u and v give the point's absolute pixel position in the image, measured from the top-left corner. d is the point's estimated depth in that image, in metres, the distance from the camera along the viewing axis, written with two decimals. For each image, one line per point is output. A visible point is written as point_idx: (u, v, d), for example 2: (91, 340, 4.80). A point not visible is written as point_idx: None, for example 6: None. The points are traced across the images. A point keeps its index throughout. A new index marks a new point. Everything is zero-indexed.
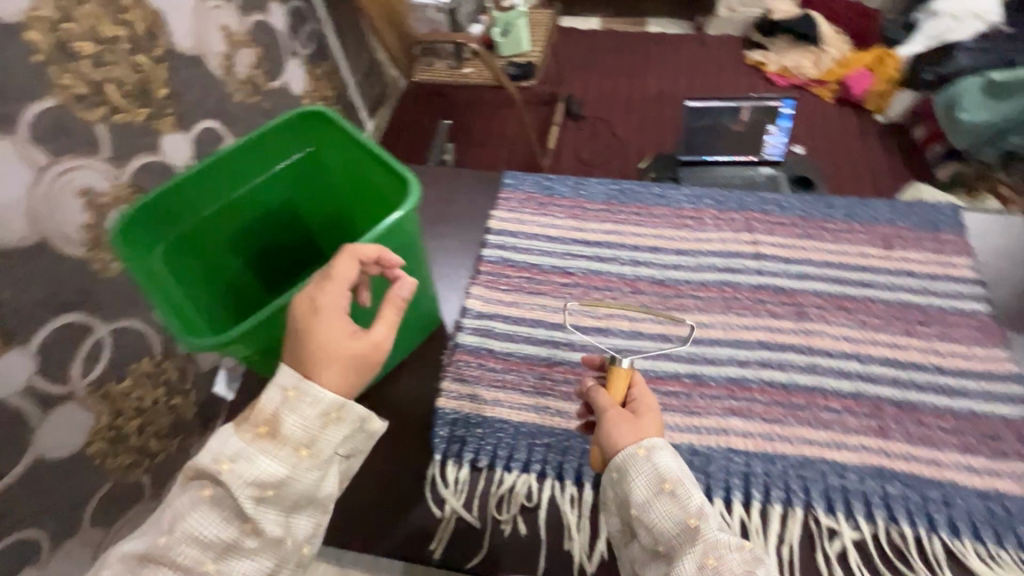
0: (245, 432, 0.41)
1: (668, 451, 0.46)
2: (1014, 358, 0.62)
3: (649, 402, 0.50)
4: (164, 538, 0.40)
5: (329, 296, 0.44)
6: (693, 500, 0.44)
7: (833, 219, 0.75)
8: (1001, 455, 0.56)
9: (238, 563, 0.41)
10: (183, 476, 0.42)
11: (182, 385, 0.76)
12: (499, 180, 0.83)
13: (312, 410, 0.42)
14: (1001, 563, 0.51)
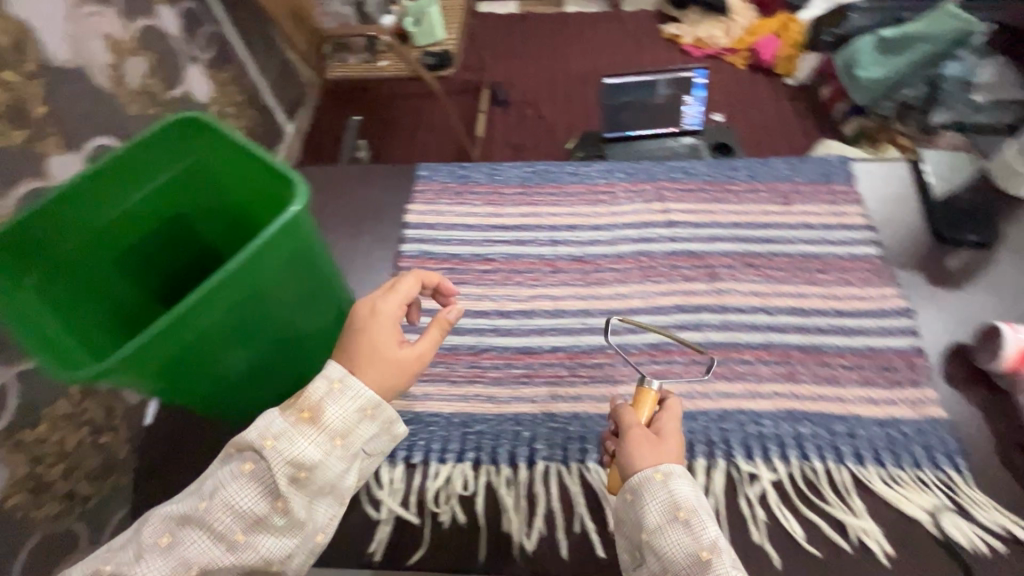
0: (288, 418, 0.43)
1: (687, 478, 0.46)
2: (904, 294, 0.67)
3: (672, 425, 0.50)
4: (203, 504, 0.42)
5: (389, 306, 0.48)
6: (708, 533, 0.44)
7: (736, 181, 0.78)
8: (896, 384, 0.61)
9: (266, 538, 0.42)
10: (227, 452, 0.44)
11: (110, 423, 0.65)
12: (413, 172, 0.82)
13: (351, 404, 0.44)
14: (902, 483, 0.55)
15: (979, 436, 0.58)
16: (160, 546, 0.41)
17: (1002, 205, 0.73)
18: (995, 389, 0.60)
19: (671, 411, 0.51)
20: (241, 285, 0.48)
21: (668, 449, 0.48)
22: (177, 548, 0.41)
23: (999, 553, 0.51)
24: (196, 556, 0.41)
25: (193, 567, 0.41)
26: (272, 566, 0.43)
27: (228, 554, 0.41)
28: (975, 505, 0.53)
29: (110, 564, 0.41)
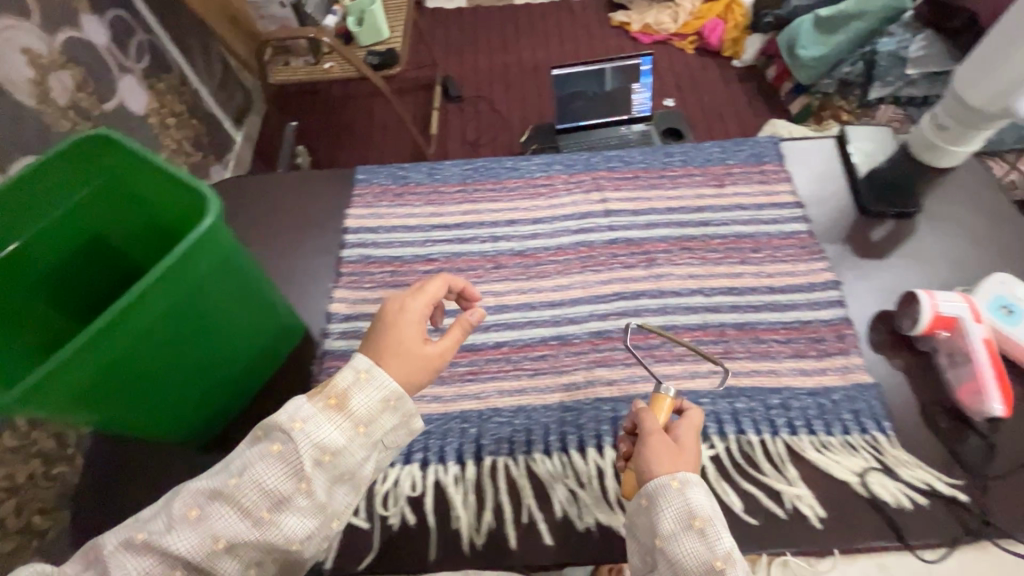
0: (316, 404, 0.45)
1: (704, 488, 0.46)
2: (832, 267, 0.70)
3: (691, 433, 0.50)
4: (233, 481, 0.43)
5: (417, 305, 0.50)
6: (724, 545, 0.43)
7: (672, 167, 0.80)
8: (826, 354, 0.63)
9: (291, 517, 0.43)
10: (253, 433, 0.45)
11: (62, 451, 0.62)
12: (352, 176, 0.81)
13: (375, 394, 0.46)
14: (833, 449, 0.58)
15: (904, 398, 0.61)
16: (189, 518, 0.42)
17: (921, 176, 0.77)
18: (917, 352, 0.63)
19: (694, 419, 0.51)
20: (177, 287, 0.49)
21: (685, 457, 0.48)
22: (207, 520, 0.42)
23: (921, 507, 0.54)
24: (225, 529, 0.42)
25: (222, 540, 0.42)
26: (293, 544, 0.44)
27: (257, 529, 0.43)
28: (900, 464, 0.56)
29: (141, 533, 0.42)
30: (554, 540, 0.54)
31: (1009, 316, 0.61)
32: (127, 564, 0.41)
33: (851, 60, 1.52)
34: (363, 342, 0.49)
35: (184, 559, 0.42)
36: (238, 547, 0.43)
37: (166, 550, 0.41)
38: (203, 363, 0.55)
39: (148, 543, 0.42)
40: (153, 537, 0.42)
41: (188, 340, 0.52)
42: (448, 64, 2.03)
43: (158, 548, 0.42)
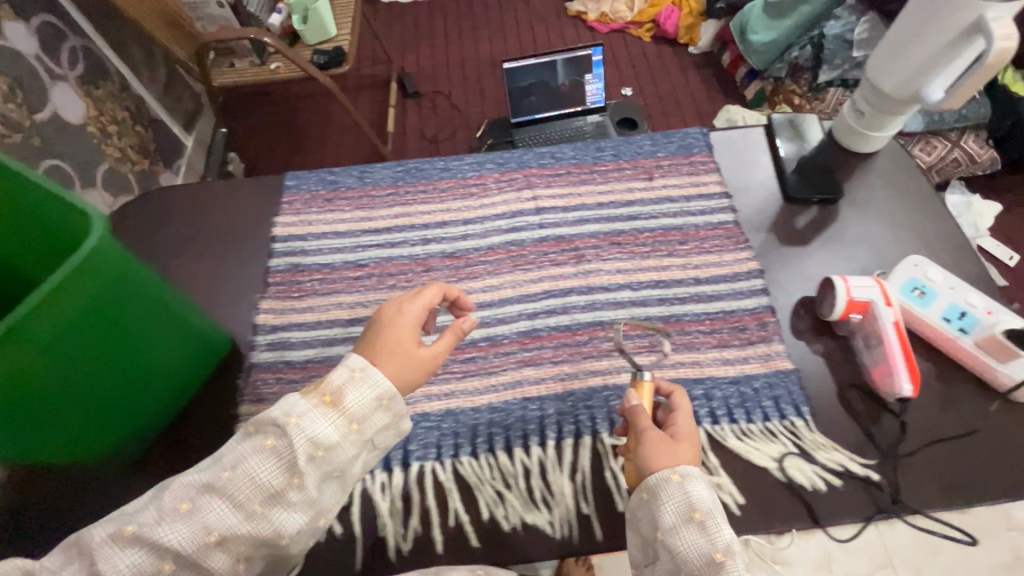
0: (311, 401, 0.45)
1: (702, 480, 0.47)
2: (757, 256, 0.71)
3: (686, 424, 0.52)
4: (226, 473, 0.43)
5: (414, 309, 0.52)
6: (724, 536, 0.44)
7: (603, 161, 0.80)
8: (748, 342, 0.64)
9: (281, 510, 0.43)
10: (246, 428, 0.45)
11: None
12: (280, 183, 0.80)
13: (369, 392, 0.47)
14: (753, 436, 0.59)
15: (823, 382, 0.62)
16: (180, 512, 0.41)
17: (845, 162, 0.78)
18: (836, 337, 0.65)
19: (685, 410, 0.53)
20: (85, 289, 0.48)
21: (683, 448, 0.50)
22: (199, 514, 0.42)
23: (837, 488, 0.56)
24: (220, 522, 0.42)
25: (216, 533, 0.41)
26: (282, 538, 0.44)
27: (251, 521, 0.42)
28: (817, 448, 0.58)
29: (131, 525, 0.41)
30: (480, 541, 0.55)
31: (922, 298, 0.63)
32: (115, 559, 0.40)
33: (800, 43, 1.55)
34: (358, 342, 0.50)
35: (177, 552, 0.41)
36: (232, 539, 0.42)
37: (158, 543, 0.40)
38: (121, 377, 0.53)
39: (138, 536, 0.40)
40: (145, 529, 0.41)
41: (96, 364, 0.51)
42: (404, 60, 2.00)
43: (147, 542, 0.40)
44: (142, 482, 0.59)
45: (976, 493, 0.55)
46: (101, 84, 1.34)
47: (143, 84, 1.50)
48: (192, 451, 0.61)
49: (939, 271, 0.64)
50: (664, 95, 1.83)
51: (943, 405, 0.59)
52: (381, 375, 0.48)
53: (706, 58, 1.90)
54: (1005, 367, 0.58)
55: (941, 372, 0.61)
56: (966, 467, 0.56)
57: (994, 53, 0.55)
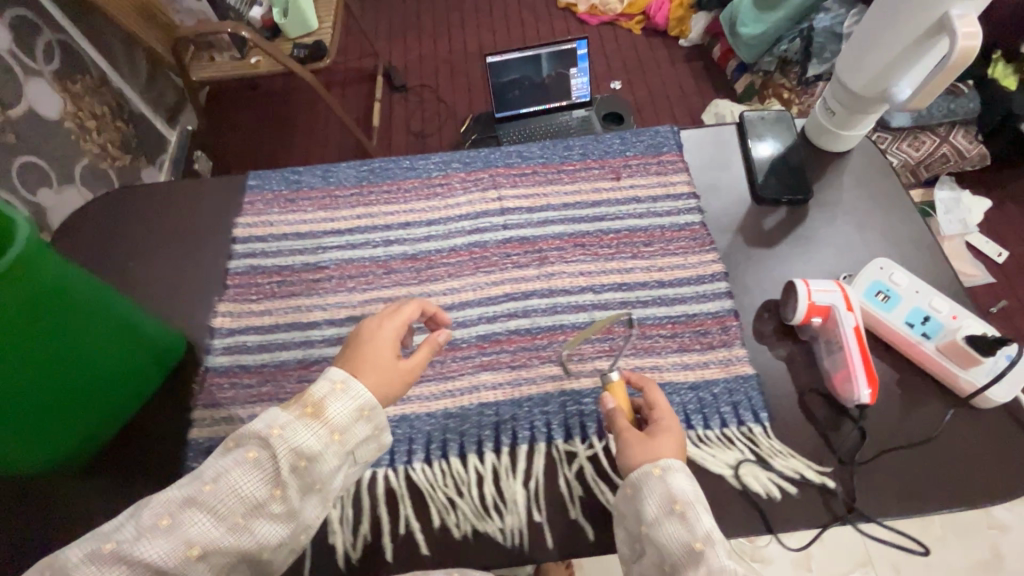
0: (291, 412, 0.45)
1: (687, 474, 0.48)
2: (722, 258, 0.70)
3: (670, 421, 0.52)
4: (207, 487, 0.42)
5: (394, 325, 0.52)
6: (704, 526, 0.45)
7: (571, 161, 0.79)
8: (709, 346, 0.63)
9: (264, 522, 0.42)
10: (225, 444, 0.44)
11: None
12: (243, 182, 0.79)
13: (350, 402, 0.47)
14: (710, 442, 0.58)
15: (783, 387, 0.61)
16: (159, 528, 0.40)
17: (816, 161, 0.77)
18: (798, 341, 0.64)
19: (663, 405, 0.53)
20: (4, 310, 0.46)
21: (668, 445, 0.50)
22: (180, 528, 0.40)
23: (793, 495, 0.55)
24: (201, 535, 0.40)
25: (198, 546, 0.40)
26: (265, 550, 0.43)
27: (233, 533, 0.41)
28: (773, 454, 0.57)
29: (108, 544, 0.39)
30: (432, 548, 0.54)
31: (885, 302, 0.62)
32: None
33: (789, 36, 1.52)
34: (339, 358, 0.50)
35: (157, 569, 0.39)
36: (215, 553, 0.41)
37: (136, 560, 0.38)
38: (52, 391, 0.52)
39: (117, 554, 0.38)
40: (124, 547, 0.39)
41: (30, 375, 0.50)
42: (390, 53, 1.97)
43: (126, 559, 0.38)
44: (95, 487, 0.59)
45: (932, 500, 0.54)
46: (78, 79, 1.31)
47: (124, 78, 1.48)
48: (147, 456, 0.60)
49: (904, 275, 0.63)
50: (653, 88, 1.81)
51: (903, 410, 0.59)
52: (361, 385, 0.48)
53: (697, 51, 1.87)
54: (966, 373, 0.58)
55: (903, 377, 0.60)
56: (923, 474, 0.55)
57: (958, 53, 0.53)
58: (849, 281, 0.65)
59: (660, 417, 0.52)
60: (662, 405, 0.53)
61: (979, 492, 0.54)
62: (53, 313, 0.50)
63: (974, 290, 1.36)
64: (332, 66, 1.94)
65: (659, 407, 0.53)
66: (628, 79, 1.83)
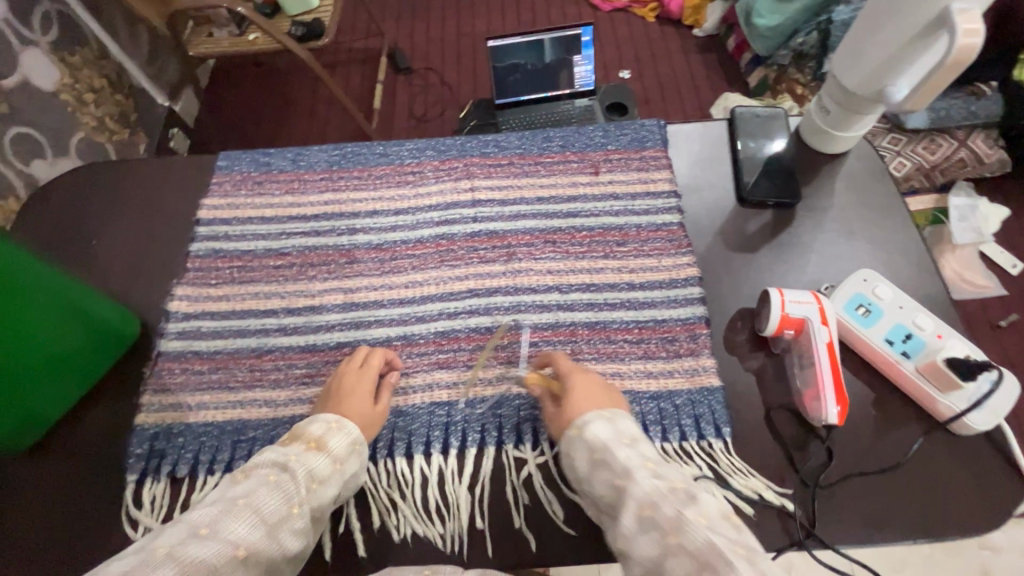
0: (292, 450, 0.49)
1: (603, 419, 0.49)
2: (698, 262, 0.67)
3: (580, 376, 0.54)
4: (240, 501, 0.44)
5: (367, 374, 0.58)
6: (622, 461, 0.45)
7: (550, 152, 0.75)
8: (674, 354, 0.61)
9: (286, 533, 0.44)
10: (234, 478, 0.47)
11: None
12: (212, 163, 0.76)
13: (342, 440, 0.52)
14: (666, 455, 0.56)
15: (748, 401, 0.58)
16: (199, 536, 0.40)
17: (807, 162, 0.72)
18: (770, 354, 0.60)
19: (571, 369, 0.55)
20: None
21: (585, 400, 0.52)
22: (221, 534, 0.41)
23: (748, 516, 0.53)
24: (244, 537, 0.42)
25: (244, 547, 0.41)
26: (284, 563, 0.44)
27: (266, 539, 0.43)
28: (732, 472, 0.54)
29: (159, 547, 0.38)
30: (368, 550, 0.53)
31: (866, 316, 0.58)
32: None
33: (806, 28, 1.44)
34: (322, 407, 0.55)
35: (206, 570, 0.38)
36: (254, 557, 0.42)
37: (188, 561, 0.38)
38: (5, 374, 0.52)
39: (171, 556, 0.38)
40: (178, 550, 0.39)
41: None
42: (396, 32, 1.93)
43: (178, 559, 0.38)
44: (44, 468, 0.59)
45: (897, 530, 0.51)
46: (76, 51, 1.27)
47: (126, 52, 1.45)
48: (97, 439, 0.60)
49: (888, 288, 0.59)
50: (662, 79, 1.75)
51: (875, 432, 0.55)
52: (349, 425, 0.53)
53: (711, 41, 1.81)
54: (945, 398, 0.54)
55: (878, 397, 0.57)
56: (888, 503, 0.52)
57: (957, 52, 0.49)
58: (830, 292, 0.62)
59: (570, 374, 0.55)
60: (564, 366, 0.56)
61: (949, 525, 0.51)
62: (16, 298, 0.52)
63: (983, 302, 1.30)
64: (337, 44, 1.91)
65: (566, 368, 0.55)
66: (637, 68, 1.77)
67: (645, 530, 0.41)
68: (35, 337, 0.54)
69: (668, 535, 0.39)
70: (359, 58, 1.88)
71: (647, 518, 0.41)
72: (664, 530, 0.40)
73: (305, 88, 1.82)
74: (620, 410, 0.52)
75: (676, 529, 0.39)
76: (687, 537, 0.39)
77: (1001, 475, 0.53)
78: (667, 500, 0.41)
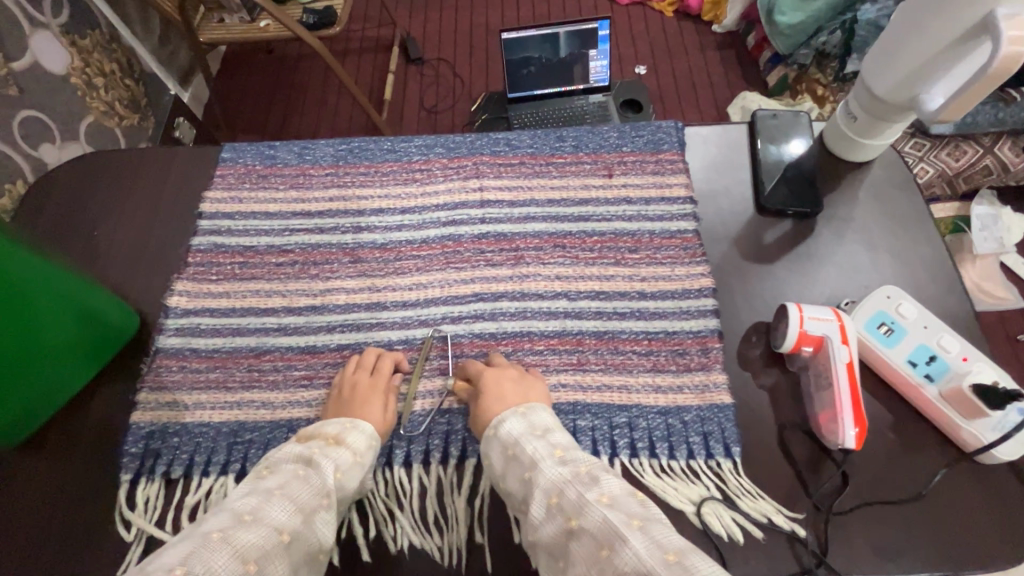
0: (315, 445, 0.51)
1: (516, 414, 0.49)
2: (712, 272, 0.64)
3: (490, 373, 0.54)
4: (276, 491, 0.45)
5: (369, 376, 0.57)
6: (530, 453, 0.45)
7: (561, 153, 0.73)
8: (685, 368, 0.58)
9: (322, 522, 0.45)
10: (258, 473, 0.48)
11: None
12: (216, 155, 0.75)
13: (358, 437, 0.52)
14: (672, 473, 0.55)
15: (760, 420, 0.56)
16: (244, 521, 0.41)
17: (831, 170, 0.69)
18: (785, 371, 0.58)
19: (478, 370, 0.56)
20: None
21: (497, 396, 0.52)
22: (263, 520, 0.42)
23: (757, 541, 0.50)
24: (285, 522, 0.42)
25: (287, 532, 0.42)
26: (321, 553, 0.45)
27: (305, 526, 0.44)
28: (741, 494, 0.52)
29: (212, 531, 0.39)
30: (363, 562, 0.51)
31: (888, 336, 0.56)
32: (209, 561, 0.37)
33: (829, 27, 1.38)
34: (331, 415, 0.55)
35: (259, 553, 0.39)
36: (296, 542, 0.43)
37: (241, 545, 0.39)
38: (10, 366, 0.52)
39: (226, 540, 0.39)
40: (229, 534, 0.40)
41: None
42: (409, 22, 1.90)
43: (232, 543, 0.39)
44: (37, 463, 0.57)
45: (914, 561, 0.49)
46: (87, 33, 1.23)
47: (137, 37, 1.43)
48: (91, 436, 0.59)
49: (913, 307, 0.57)
50: (679, 75, 1.71)
51: (893, 457, 0.53)
52: (364, 422, 0.54)
53: (729, 39, 1.76)
54: (969, 425, 0.52)
55: (897, 421, 0.55)
56: (905, 532, 0.50)
57: (1000, 61, 0.46)
58: (850, 308, 0.59)
59: (482, 374, 0.54)
60: (475, 369, 0.56)
61: (970, 557, 0.49)
62: (16, 295, 0.51)
63: (1001, 315, 1.27)
64: (348, 33, 1.88)
65: (476, 369, 0.56)
66: (653, 64, 1.73)
67: (550, 517, 0.40)
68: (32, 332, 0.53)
69: (569, 519, 0.39)
70: (370, 48, 1.85)
71: (554, 505, 0.40)
72: (567, 514, 0.39)
73: (315, 77, 1.80)
74: (536, 402, 0.51)
75: (578, 511, 0.39)
76: (586, 519, 0.38)
77: None
78: (571, 485, 0.41)
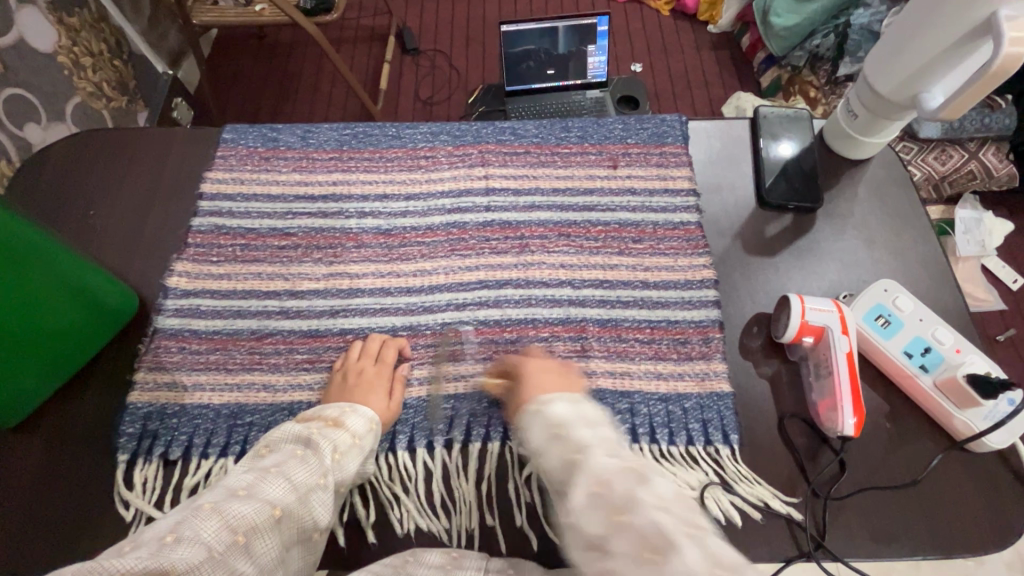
0: (314, 425, 0.50)
1: (565, 399, 0.46)
2: (713, 263, 0.65)
3: (534, 361, 0.53)
4: (272, 470, 0.45)
5: (368, 364, 0.57)
6: (580, 437, 0.42)
7: (567, 143, 0.73)
8: (686, 357, 0.59)
9: (317, 504, 0.45)
10: (259, 450, 0.48)
11: None
12: (218, 135, 0.74)
13: (359, 421, 0.52)
14: (673, 459, 0.55)
15: (760, 409, 0.57)
16: (238, 496, 0.42)
17: (830, 168, 0.71)
18: (787, 361, 0.59)
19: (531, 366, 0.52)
20: None
21: (540, 385, 0.50)
22: (258, 495, 0.42)
23: (756, 524, 0.51)
24: (279, 499, 0.43)
25: (279, 507, 0.42)
26: (315, 533, 0.45)
27: (299, 504, 0.44)
28: (738, 479, 0.53)
29: (205, 502, 0.40)
30: (368, 544, 0.52)
31: (885, 327, 0.58)
32: (198, 528, 0.38)
33: (823, 31, 1.40)
34: (328, 399, 0.56)
35: (248, 526, 0.40)
36: (289, 518, 0.43)
37: (231, 517, 0.40)
38: (13, 343, 0.51)
39: (216, 511, 0.40)
40: (220, 506, 0.40)
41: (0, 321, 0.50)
42: (406, 12, 1.88)
43: (223, 514, 0.40)
44: (28, 445, 0.56)
45: (907, 547, 0.50)
46: (74, 11, 1.17)
47: (126, 17, 1.36)
48: (85, 418, 0.58)
49: (909, 300, 0.58)
50: (675, 74, 1.72)
51: (889, 446, 0.54)
52: (362, 407, 0.53)
53: (725, 39, 1.78)
54: (961, 414, 0.53)
55: (893, 412, 0.56)
56: (898, 519, 0.51)
57: (1001, 61, 0.47)
58: (850, 301, 0.61)
59: (523, 365, 0.53)
60: (516, 361, 0.54)
61: (959, 543, 0.50)
62: (17, 270, 0.50)
63: (982, 316, 1.27)
64: (343, 22, 1.86)
65: (519, 362, 0.53)
66: (649, 62, 1.74)
67: (593, 507, 0.36)
68: (32, 310, 0.52)
69: (617, 514, 0.35)
70: (365, 38, 1.84)
71: (598, 495, 0.37)
72: (613, 508, 0.36)
73: (308, 64, 1.77)
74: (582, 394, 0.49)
75: (626, 507, 0.35)
76: (638, 516, 0.35)
77: (1015, 495, 0.52)
78: (620, 478, 0.37)
